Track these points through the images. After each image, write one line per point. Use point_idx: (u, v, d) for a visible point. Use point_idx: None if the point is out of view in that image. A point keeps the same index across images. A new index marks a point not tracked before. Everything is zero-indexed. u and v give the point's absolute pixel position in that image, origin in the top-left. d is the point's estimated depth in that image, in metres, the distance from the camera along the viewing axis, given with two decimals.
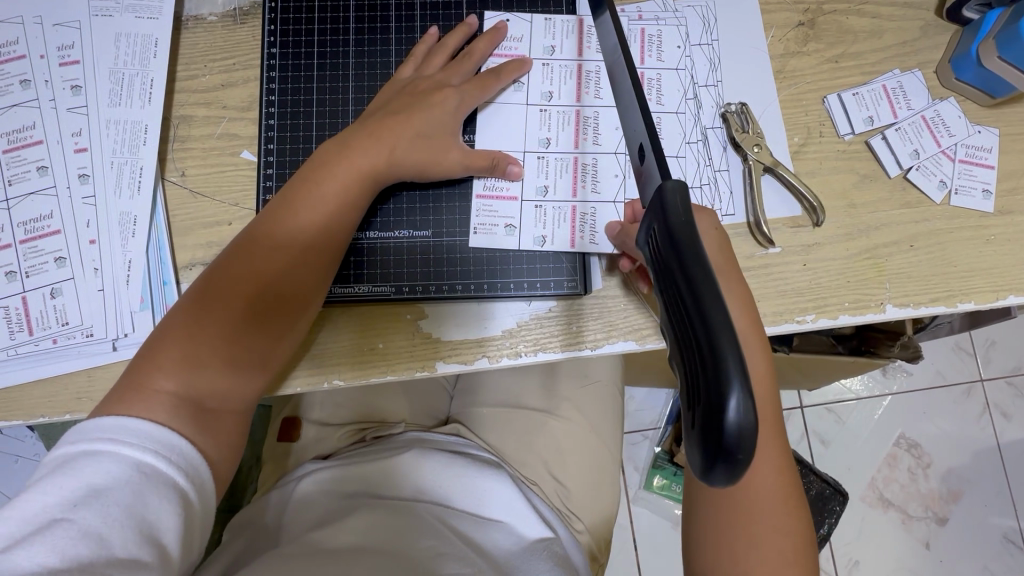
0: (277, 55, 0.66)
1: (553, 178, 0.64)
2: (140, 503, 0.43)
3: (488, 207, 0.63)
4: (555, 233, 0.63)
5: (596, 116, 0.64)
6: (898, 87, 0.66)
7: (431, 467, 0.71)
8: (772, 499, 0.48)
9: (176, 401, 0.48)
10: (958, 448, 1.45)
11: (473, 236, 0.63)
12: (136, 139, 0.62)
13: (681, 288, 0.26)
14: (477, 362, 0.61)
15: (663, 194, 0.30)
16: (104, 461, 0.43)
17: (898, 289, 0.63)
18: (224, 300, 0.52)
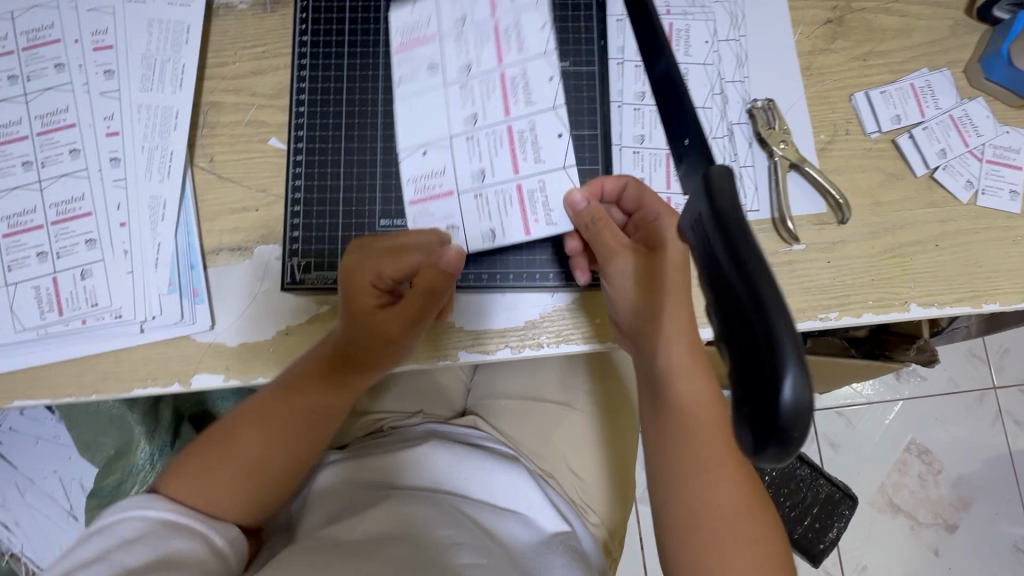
0: (308, 42, 0.65)
1: (439, 164, 0.62)
2: (170, 539, 0.48)
3: (425, 180, 0.62)
4: (503, 221, 0.61)
5: (522, 74, 0.62)
6: (926, 86, 0.65)
7: (444, 460, 0.71)
8: (733, 506, 0.51)
9: (210, 499, 0.53)
10: (970, 455, 1.44)
11: (408, 210, 0.62)
12: (167, 124, 0.62)
13: (731, 268, 0.27)
14: (500, 351, 0.61)
15: (712, 177, 0.30)
16: (132, 525, 0.48)
17: (922, 289, 0.63)
18: (267, 419, 0.56)
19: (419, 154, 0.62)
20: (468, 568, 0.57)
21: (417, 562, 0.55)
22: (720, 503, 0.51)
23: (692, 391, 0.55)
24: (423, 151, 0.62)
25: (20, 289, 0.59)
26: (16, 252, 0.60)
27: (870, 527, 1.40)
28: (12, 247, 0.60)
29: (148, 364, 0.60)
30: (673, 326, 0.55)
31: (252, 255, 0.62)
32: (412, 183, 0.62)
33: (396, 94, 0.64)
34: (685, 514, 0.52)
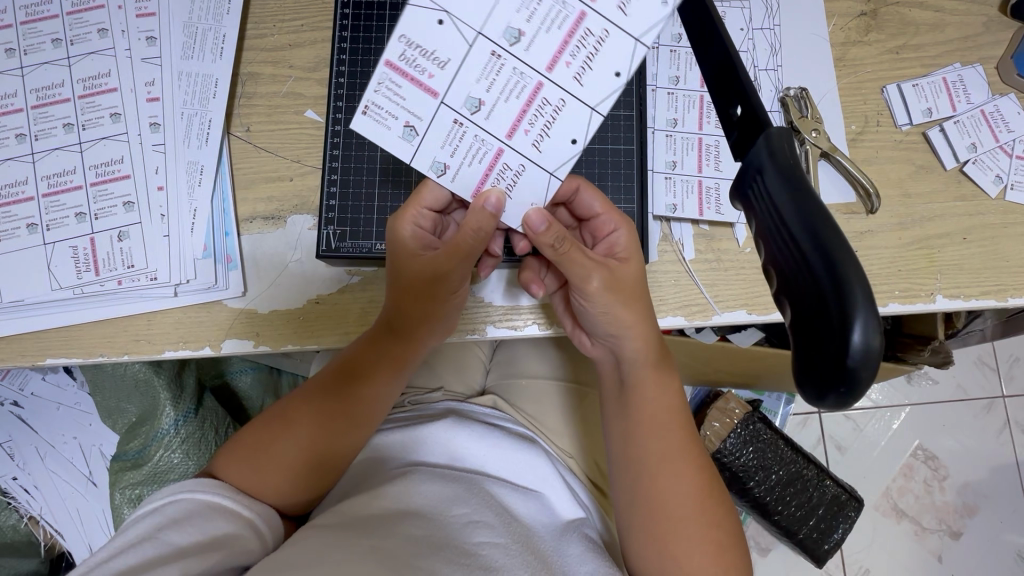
0: (349, 14, 0.65)
1: (449, 53, 0.46)
2: (206, 519, 0.50)
3: (393, 84, 0.47)
4: (461, 168, 0.50)
5: (603, 39, 0.45)
6: (958, 80, 0.66)
7: (462, 440, 0.68)
8: (690, 496, 0.56)
9: (267, 480, 0.56)
10: (976, 463, 1.44)
11: (359, 116, 0.47)
12: (206, 92, 0.63)
13: (792, 222, 0.28)
14: (528, 327, 0.63)
15: (772, 137, 0.31)
16: (182, 502, 0.50)
17: (948, 281, 0.63)
18: (319, 401, 0.59)
19: (432, 21, 0.45)
20: (487, 549, 0.55)
21: (439, 542, 0.54)
22: (680, 494, 0.56)
23: (658, 388, 0.58)
24: (442, 20, 0.45)
25: (58, 248, 0.60)
26: (55, 212, 0.61)
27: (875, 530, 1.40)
28: (51, 207, 0.61)
29: (179, 327, 0.60)
30: (641, 328, 0.56)
31: (286, 224, 0.63)
32: (404, 44, 0.46)
33: None
34: (647, 513, 0.56)
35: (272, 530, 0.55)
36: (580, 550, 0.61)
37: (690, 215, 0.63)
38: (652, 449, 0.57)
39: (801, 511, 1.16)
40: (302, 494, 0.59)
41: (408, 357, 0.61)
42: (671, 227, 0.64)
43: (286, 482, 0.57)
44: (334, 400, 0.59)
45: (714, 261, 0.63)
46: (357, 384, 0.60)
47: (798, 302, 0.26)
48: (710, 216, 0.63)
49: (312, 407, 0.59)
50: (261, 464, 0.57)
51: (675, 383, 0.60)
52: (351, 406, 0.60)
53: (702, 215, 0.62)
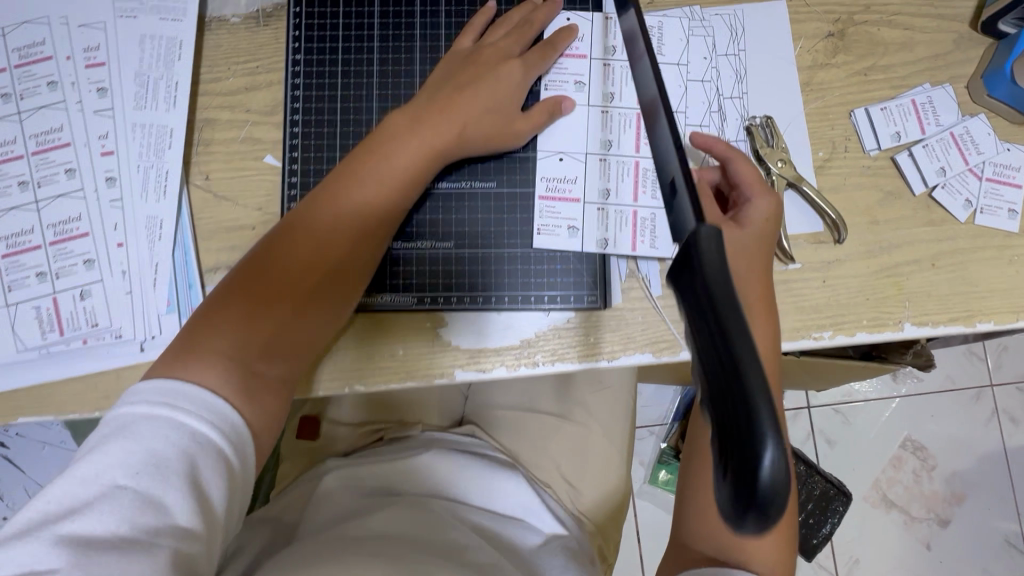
0: (301, 61, 0.65)
1: (575, 174, 0.64)
2: (195, 470, 0.44)
3: (550, 207, 0.63)
4: (617, 236, 0.63)
5: None
6: (928, 102, 0.65)
7: (450, 468, 0.71)
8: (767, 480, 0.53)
9: (224, 359, 0.50)
10: (962, 452, 1.45)
11: (536, 237, 0.63)
12: (162, 143, 0.62)
13: (718, 344, 0.27)
14: (495, 370, 0.62)
15: (702, 240, 0.29)
16: (163, 429, 0.45)
17: (917, 308, 0.63)
18: (291, 283, 0.55)
19: (556, 160, 0.64)
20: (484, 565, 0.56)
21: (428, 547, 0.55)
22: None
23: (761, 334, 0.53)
24: (563, 158, 0.64)
25: (21, 309, 0.60)
26: (16, 272, 0.60)
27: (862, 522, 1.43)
28: (12, 268, 0.60)
29: None
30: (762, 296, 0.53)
31: None
32: (545, 180, 0.64)
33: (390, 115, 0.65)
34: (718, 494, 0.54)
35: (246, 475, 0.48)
36: (562, 559, 0.64)
37: (639, 248, 0.62)
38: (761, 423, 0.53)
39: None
40: (269, 369, 0.53)
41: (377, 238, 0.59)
42: (637, 264, 0.63)
43: (257, 342, 0.53)
44: (311, 278, 0.55)
45: None
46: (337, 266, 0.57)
47: (720, 414, 0.26)
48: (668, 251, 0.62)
49: (286, 242, 0.56)
50: (230, 335, 0.52)
51: (771, 333, 0.54)
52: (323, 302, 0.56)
53: (651, 249, 0.62)
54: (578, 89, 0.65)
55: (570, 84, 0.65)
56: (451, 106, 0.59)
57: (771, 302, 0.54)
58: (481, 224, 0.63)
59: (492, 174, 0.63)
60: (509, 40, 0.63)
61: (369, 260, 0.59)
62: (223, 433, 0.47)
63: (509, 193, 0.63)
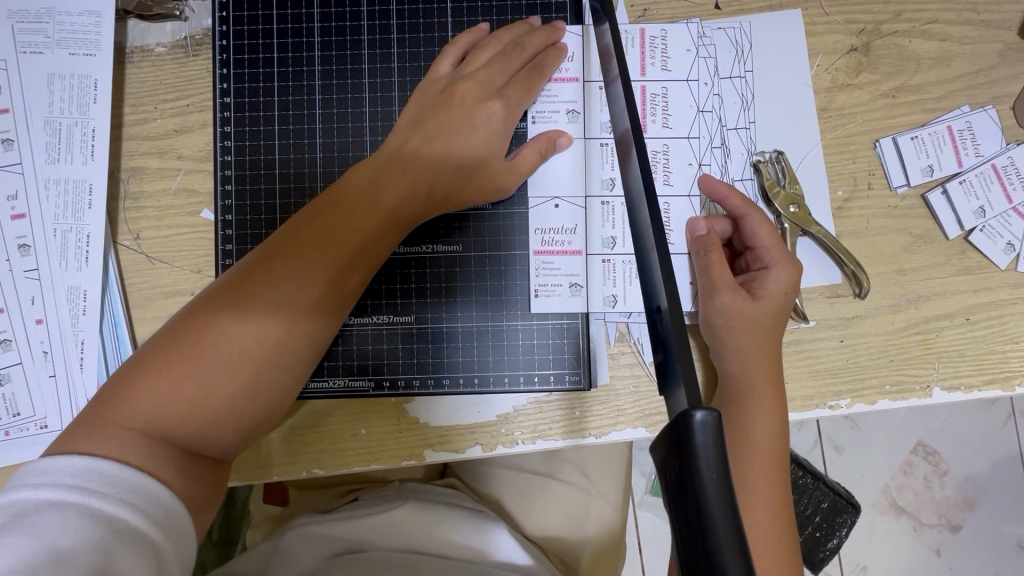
0: (231, 105, 0.57)
1: (575, 223, 0.55)
2: (111, 565, 0.37)
3: (548, 263, 0.55)
4: (627, 292, 0.55)
5: (666, 149, 0.55)
6: (966, 128, 0.56)
7: (427, 524, 0.64)
8: (764, 551, 0.45)
9: (146, 443, 0.43)
10: (980, 461, 1.12)
11: (534, 299, 0.54)
12: (80, 201, 0.54)
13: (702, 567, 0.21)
14: (470, 450, 0.54)
15: (688, 422, 0.23)
16: (71, 518, 0.37)
17: (948, 370, 0.55)
18: (222, 362, 0.45)
19: (551, 207, 0.55)
20: None
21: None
22: (753, 537, 0.45)
23: (763, 414, 0.47)
24: (559, 204, 0.55)
25: None
26: None
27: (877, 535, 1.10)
28: None
29: None
30: (769, 366, 0.48)
31: None
32: (539, 232, 0.55)
33: (336, 166, 0.56)
34: None
35: (181, 558, 0.42)
36: None
37: (631, 309, 0.54)
38: (756, 486, 0.46)
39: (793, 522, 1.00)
40: (197, 455, 0.46)
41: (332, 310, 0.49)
42: (629, 326, 0.54)
43: (183, 430, 0.44)
44: (247, 358, 0.45)
45: None
46: (279, 342, 0.46)
47: None
48: None
49: (219, 311, 0.46)
50: (150, 417, 0.43)
51: (775, 414, 0.48)
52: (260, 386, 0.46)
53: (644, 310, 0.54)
54: (572, 120, 0.56)
55: (562, 114, 0.56)
56: (420, 158, 0.50)
57: (776, 383, 0.48)
58: (446, 293, 0.54)
59: (459, 235, 0.55)
60: (492, 70, 0.53)
61: (316, 338, 0.48)
62: (148, 515, 0.40)
63: (487, 256, 0.55)
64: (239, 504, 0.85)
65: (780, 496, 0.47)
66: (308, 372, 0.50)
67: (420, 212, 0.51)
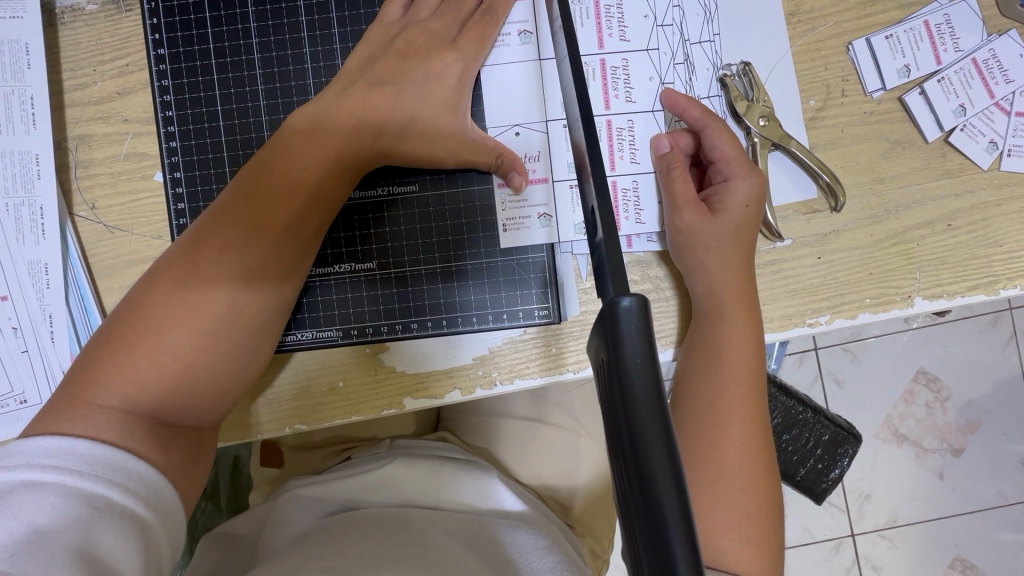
0: (165, 57, 0.55)
1: (537, 150, 0.53)
2: (92, 540, 0.37)
3: (513, 196, 0.53)
4: None
5: (626, 64, 0.52)
6: (943, 22, 0.53)
7: (418, 476, 0.64)
8: (741, 470, 0.45)
9: (122, 419, 0.43)
10: (981, 383, 1.11)
11: (502, 234, 0.53)
12: (29, 173, 0.53)
13: (631, 470, 0.20)
14: (448, 394, 0.53)
15: (619, 319, 0.22)
16: (48, 497, 0.38)
17: (931, 278, 0.53)
18: (188, 325, 0.44)
19: (511, 135, 0.53)
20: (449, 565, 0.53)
21: (390, 560, 0.51)
22: (729, 457, 0.45)
23: (737, 331, 0.47)
24: (519, 132, 0.53)
25: None
26: None
27: (879, 463, 1.11)
28: None
29: None
30: (739, 283, 0.47)
31: None
32: None
33: (281, 113, 0.54)
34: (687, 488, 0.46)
35: (168, 525, 0.42)
36: (544, 546, 0.58)
37: None
38: (732, 405, 0.46)
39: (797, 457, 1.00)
40: (178, 425, 0.46)
41: (295, 265, 0.48)
42: None
43: (157, 401, 0.44)
44: (213, 319, 0.45)
45: None
46: (244, 299, 0.46)
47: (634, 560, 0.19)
48: (640, 246, 0.51)
49: (173, 280, 0.45)
50: (123, 393, 0.43)
51: (749, 332, 0.47)
52: (233, 346, 0.46)
53: None
54: (524, 42, 0.53)
55: (513, 36, 0.53)
56: (368, 102, 0.49)
57: (749, 299, 0.47)
58: (407, 238, 0.53)
59: (414, 175, 0.53)
60: (444, 20, 0.51)
61: (280, 293, 0.48)
62: (131, 490, 0.40)
63: (447, 194, 0.53)
64: (241, 472, 0.87)
65: (756, 416, 0.47)
66: (280, 329, 0.50)
67: (373, 158, 0.49)
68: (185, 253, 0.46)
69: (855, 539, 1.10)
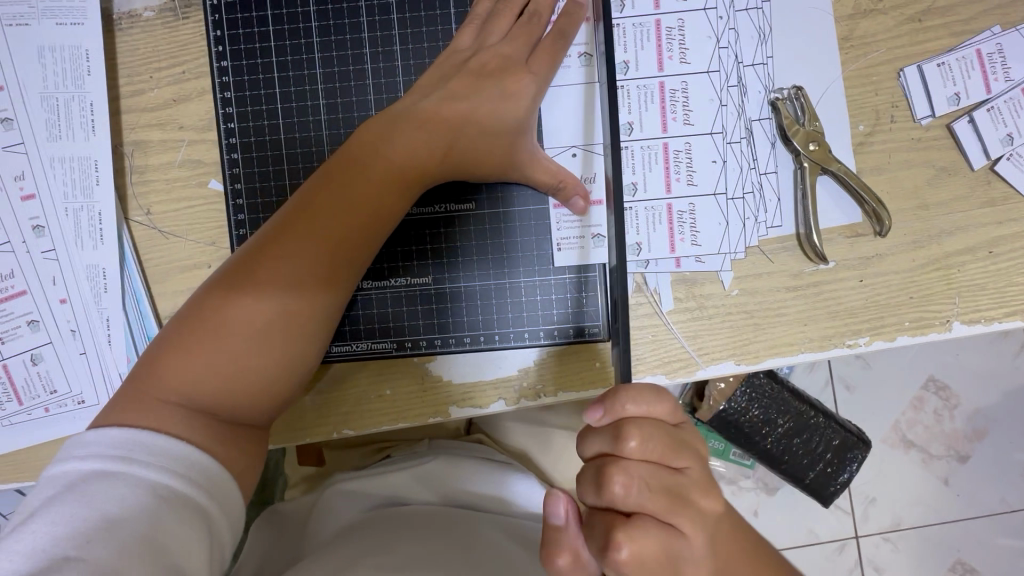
0: (227, 68, 0.56)
1: (593, 172, 0.54)
2: (159, 528, 0.38)
3: (568, 217, 0.54)
4: (651, 239, 0.54)
5: (685, 86, 0.54)
6: (996, 51, 0.53)
7: (458, 475, 0.66)
8: None
9: (185, 415, 0.44)
10: (995, 394, 1.13)
11: (556, 253, 0.54)
12: (88, 179, 0.54)
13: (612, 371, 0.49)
14: (493, 405, 0.55)
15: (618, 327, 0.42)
16: (117, 485, 0.39)
17: (969, 304, 0.54)
18: (250, 326, 0.45)
19: (569, 156, 0.54)
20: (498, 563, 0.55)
21: (441, 563, 0.53)
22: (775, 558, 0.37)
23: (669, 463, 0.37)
24: (576, 153, 0.54)
25: None
26: None
27: (887, 469, 1.13)
28: None
29: None
30: None
31: None
32: None
33: (343, 128, 0.55)
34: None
35: (230, 517, 0.43)
36: None
37: (650, 258, 0.54)
38: None
39: (807, 460, 0.97)
40: (230, 424, 0.46)
41: (353, 271, 0.49)
42: (646, 276, 0.54)
43: (218, 399, 0.45)
44: (273, 320, 0.46)
45: (698, 310, 0.54)
46: (302, 303, 0.47)
47: None
48: (689, 266, 0.54)
49: (238, 280, 0.46)
50: (187, 389, 0.44)
51: None
52: (291, 348, 0.47)
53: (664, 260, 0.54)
54: (583, 64, 0.54)
55: (574, 58, 0.54)
56: (436, 116, 0.49)
57: None
58: (459, 254, 0.54)
59: (471, 192, 0.54)
60: (514, 44, 0.52)
61: (337, 298, 0.49)
62: (192, 481, 0.41)
63: (503, 212, 0.54)
64: None
65: None
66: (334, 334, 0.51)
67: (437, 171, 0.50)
68: (249, 255, 0.47)
69: (859, 541, 1.13)
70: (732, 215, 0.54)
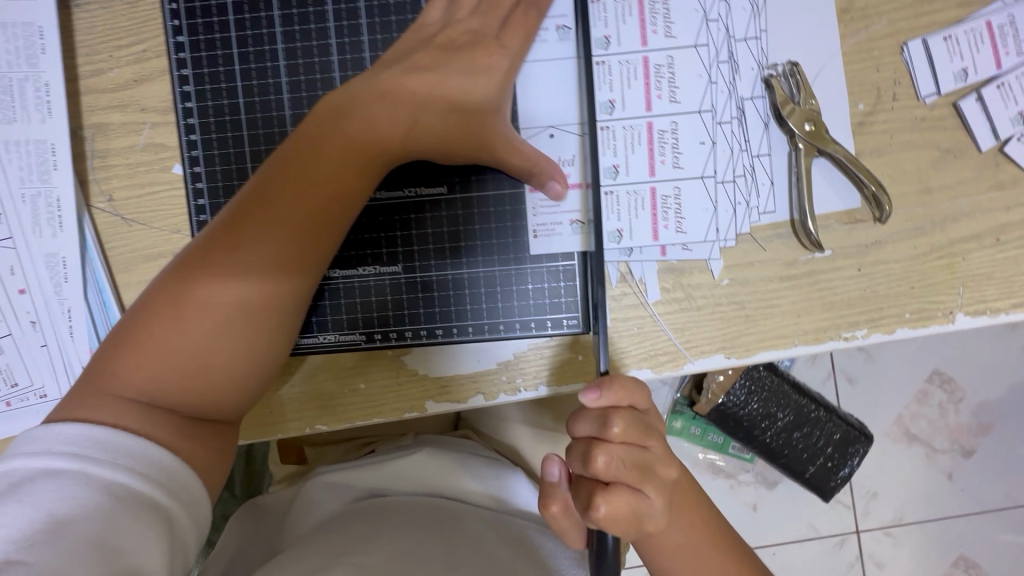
0: (186, 46, 0.53)
1: (572, 154, 0.51)
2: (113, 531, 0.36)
3: (546, 203, 0.51)
4: (633, 225, 0.51)
5: (670, 61, 0.50)
6: (1007, 23, 0.50)
7: (441, 469, 0.64)
8: None
9: (142, 410, 0.41)
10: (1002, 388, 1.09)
11: (532, 240, 0.51)
12: (45, 164, 0.51)
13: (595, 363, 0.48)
14: (471, 400, 0.52)
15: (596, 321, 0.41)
16: (69, 485, 0.37)
17: (974, 294, 0.51)
18: (210, 314, 0.43)
19: (546, 137, 0.51)
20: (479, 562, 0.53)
21: (420, 562, 0.50)
22: None
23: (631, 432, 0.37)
24: (554, 134, 0.51)
25: None
26: None
27: (888, 463, 1.10)
28: None
29: None
30: None
31: None
32: None
33: (305, 108, 0.52)
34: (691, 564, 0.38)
35: (194, 517, 0.41)
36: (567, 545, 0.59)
37: (634, 246, 0.51)
38: None
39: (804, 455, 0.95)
40: (196, 418, 0.44)
41: (322, 255, 0.47)
42: (631, 265, 0.51)
43: (177, 391, 0.43)
44: (235, 307, 0.43)
45: (686, 301, 0.51)
46: (266, 289, 0.44)
47: None
48: (676, 254, 0.51)
49: (195, 266, 0.44)
50: (144, 382, 0.42)
51: None
52: (255, 336, 0.44)
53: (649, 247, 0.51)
54: (562, 38, 0.50)
55: (551, 32, 0.50)
56: (402, 89, 0.46)
57: None
58: (433, 241, 0.52)
59: (443, 176, 0.51)
60: (487, 17, 0.49)
61: (305, 284, 0.46)
62: (151, 480, 0.39)
63: (479, 198, 0.51)
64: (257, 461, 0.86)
65: None
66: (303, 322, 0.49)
67: (404, 147, 0.47)
68: (208, 239, 0.44)
69: (859, 536, 1.10)
70: (721, 201, 0.51)
